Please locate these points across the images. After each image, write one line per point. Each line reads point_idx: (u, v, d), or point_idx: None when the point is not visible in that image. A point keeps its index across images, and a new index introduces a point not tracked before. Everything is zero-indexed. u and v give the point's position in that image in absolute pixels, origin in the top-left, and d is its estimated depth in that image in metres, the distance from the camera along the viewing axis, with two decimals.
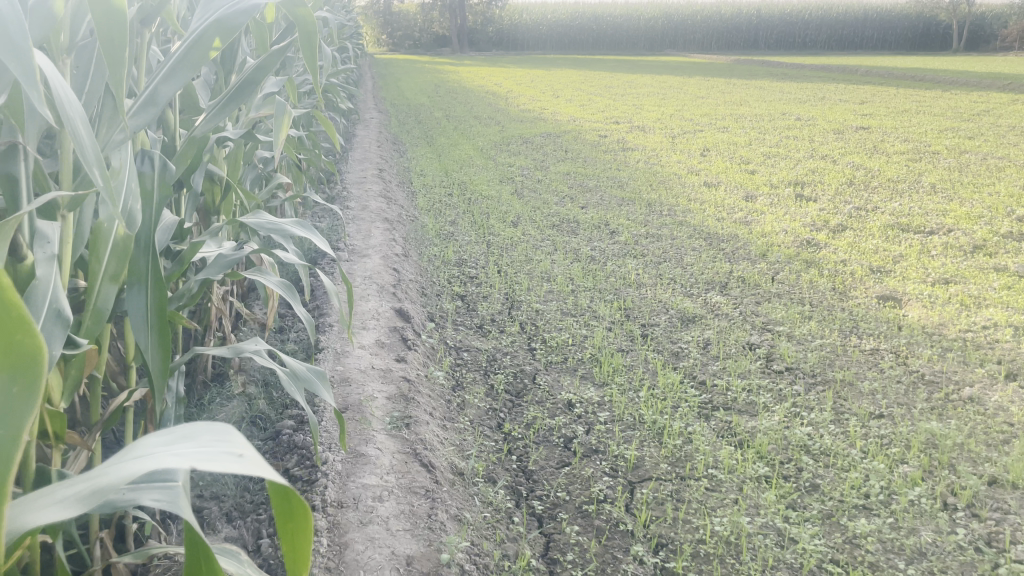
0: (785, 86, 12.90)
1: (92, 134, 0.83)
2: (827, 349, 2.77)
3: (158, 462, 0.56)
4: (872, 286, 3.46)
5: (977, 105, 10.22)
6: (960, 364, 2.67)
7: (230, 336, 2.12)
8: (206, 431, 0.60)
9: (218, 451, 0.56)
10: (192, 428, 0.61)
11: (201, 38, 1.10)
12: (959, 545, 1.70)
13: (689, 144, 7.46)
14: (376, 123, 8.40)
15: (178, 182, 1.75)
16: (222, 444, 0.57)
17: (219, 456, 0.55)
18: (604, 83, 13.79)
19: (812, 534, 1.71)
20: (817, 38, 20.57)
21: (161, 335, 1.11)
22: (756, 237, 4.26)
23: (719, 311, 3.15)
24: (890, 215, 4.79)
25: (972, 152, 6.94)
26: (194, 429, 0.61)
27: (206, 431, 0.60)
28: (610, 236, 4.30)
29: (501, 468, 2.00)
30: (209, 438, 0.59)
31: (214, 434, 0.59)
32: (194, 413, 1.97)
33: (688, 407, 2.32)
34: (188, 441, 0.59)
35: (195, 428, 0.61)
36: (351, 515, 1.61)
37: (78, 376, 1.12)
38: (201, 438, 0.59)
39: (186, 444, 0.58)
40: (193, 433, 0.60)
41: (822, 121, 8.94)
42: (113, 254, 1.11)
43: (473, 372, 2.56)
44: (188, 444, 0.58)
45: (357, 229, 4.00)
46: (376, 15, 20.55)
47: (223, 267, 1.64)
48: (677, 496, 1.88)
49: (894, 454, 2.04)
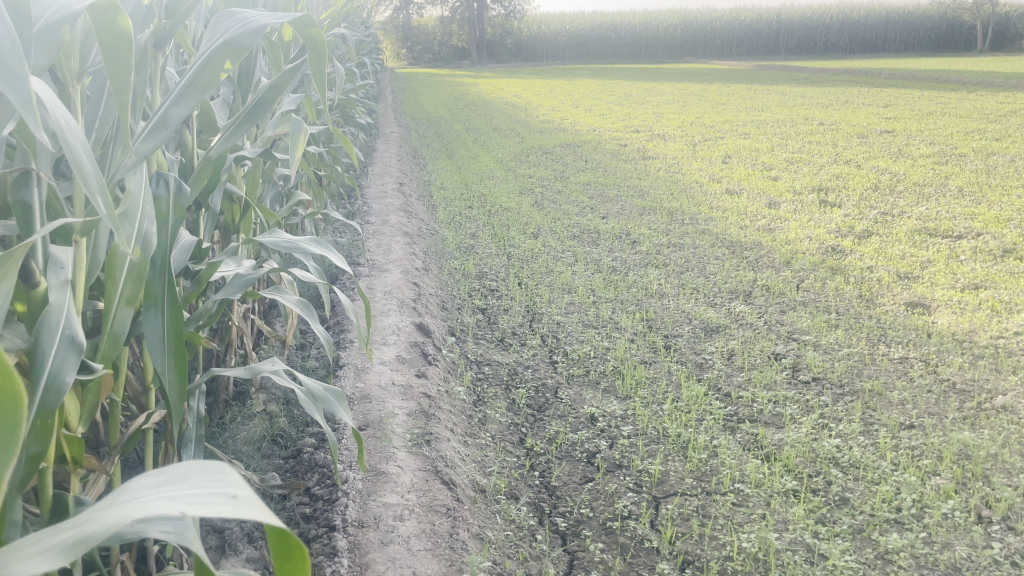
0: (808, 91, 12.79)
1: (94, 160, 0.82)
2: (855, 358, 2.72)
3: (149, 505, 0.56)
4: (899, 293, 3.40)
5: (1005, 106, 10.08)
6: (992, 372, 2.61)
7: (250, 354, 2.12)
8: (198, 472, 0.60)
9: (211, 493, 0.57)
10: (183, 467, 0.61)
11: (211, 60, 1.10)
12: (995, 559, 1.65)
13: (710, 152, 7.42)
14: (396, 138, 8.46)
15: (196, 203, 1.75)
16: (216, 484, 0.58)
17: (213, 498, 0.56)
18: (622, 93, 13.76)
19: (842, 550, 1.67)
20: (838, 44, 20.39)
21: (177, 358, 1.12)
22: (779, 245, 4.22)
23: (743, 320, 3.12)
24: (916, 219, 4.72)
25: (1000, 154, 6.83)
26: (185, 469, 0.61)
27: (199, 472, 0.60)
28: (632, 247, 4.27)
29: (523, 484, 1.98)
30: (202, 479, 0.59)
31: (207, 475, 0.59)
32: (215, 433, 1.96)
33: (713, 419, 2.29)
34: (180, 483, 0.59)
35: (188, 468, 0.61)
36: (372, 535, 1.60)
37: (95, 402, 1.11)
38: (193, 479, 0.59)
39: (178, 485, 0.59)
40: (185, 473, 0.61)
41: (846, 126, 8.85)
42: (129, 277, 1.09)
43: (495, 387, 2.55)
44: (180, 486, 0.58)
45: (378, 244, 4.00)
46: (396, 30, 20.79)
47: (241, 287, 1.63)
48: (703, 511, 1.84)
49: (926, 466, 2.00)
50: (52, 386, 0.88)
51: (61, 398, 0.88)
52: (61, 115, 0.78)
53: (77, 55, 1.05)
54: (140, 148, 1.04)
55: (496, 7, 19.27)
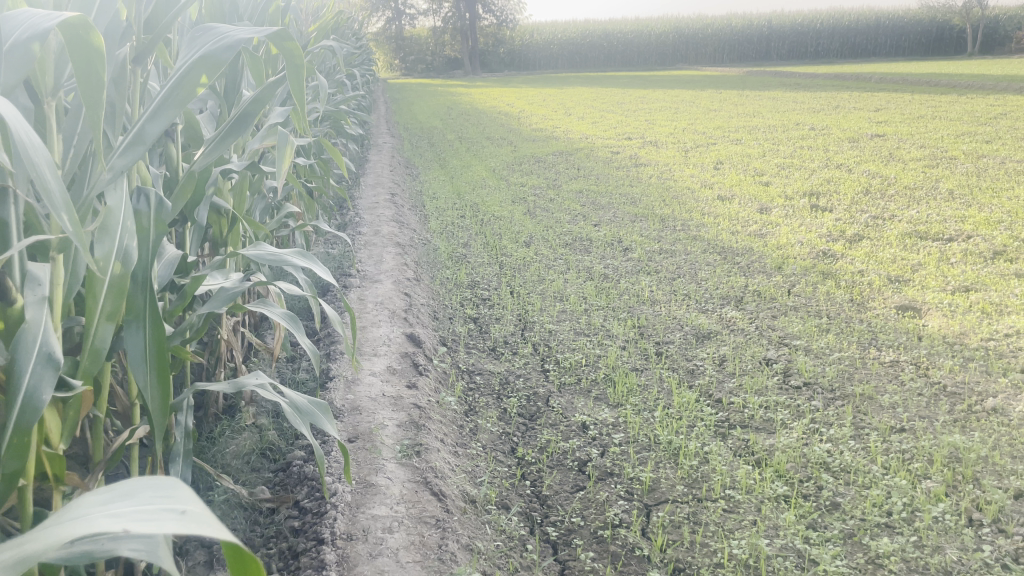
0: (799, 96, 12.84)
1: (60, 178, 0.83)
2: (846, 362, 2.73)
3: (95, 523, 0.57)
4: (890, 296, 3.41)
5: (994, 108, 10.13)
6: (983, 374, 2.61)
7: (240, 367, 2.12)
8: (148, 487, 0.61)
9: (157, 509, 0.57)
10: (133, 485, 0.62)
11: (188, 75, 1.10)
12: (986, 562, 1.64)
13: (702, 158, 7.44)
14: (389, 148, 8.47)
15: (182, 217, 1.74)
16: (164, 500, 0.58)
17: (160, 514, 0.56)
18: (614, 100, 13.80)
19: (833, 555, 1.67)
20: (829, 48, 20.49)
21: (160, 374, 1.12)
22: (771, 250, 4.23)
23: (735, 326, 3.12)
24: (907, 223, 4.74)
25: (990, 156, 6.86)
26: (134, 487, 0.61)
27: (147, 488, 0.61)
28: (624, 254, 4.28)
29: (514, 494, 1.98)
30: (150, 495, 0.60)
31: (155, 490, 0.60)
32: (204, 447, 1.96)
33: (704, 425, 2.28)
34: (127, 500, 0.59)
35: (135, 485, 0.62)
36: (361, 548, 1.59)
37: (76, 419, 1.11)
38: (141, 496, 0.60)
39: (125, 502, 0.59)
40: (133, 490, 0.61)
41: (836, 130, 8.89)
42: (110, 292, 1.09)
43: (486, 397, 2.55)
44: (127, 503, 0.59)
45: (369, 255, 4.01)
46: (388, 41, 20.88)
47: (227, 300, 1.62)
48: (694, 518, 1.84)
49: (917, 469, 2.00)
50: (29, 404, 0.87)
51: (38, 415, 0.87)
52: (24, 134, 0.78)
53: (51, 72, 1.05)
54: (117, 163, 1.04)
55: (488, 17, 19.32)
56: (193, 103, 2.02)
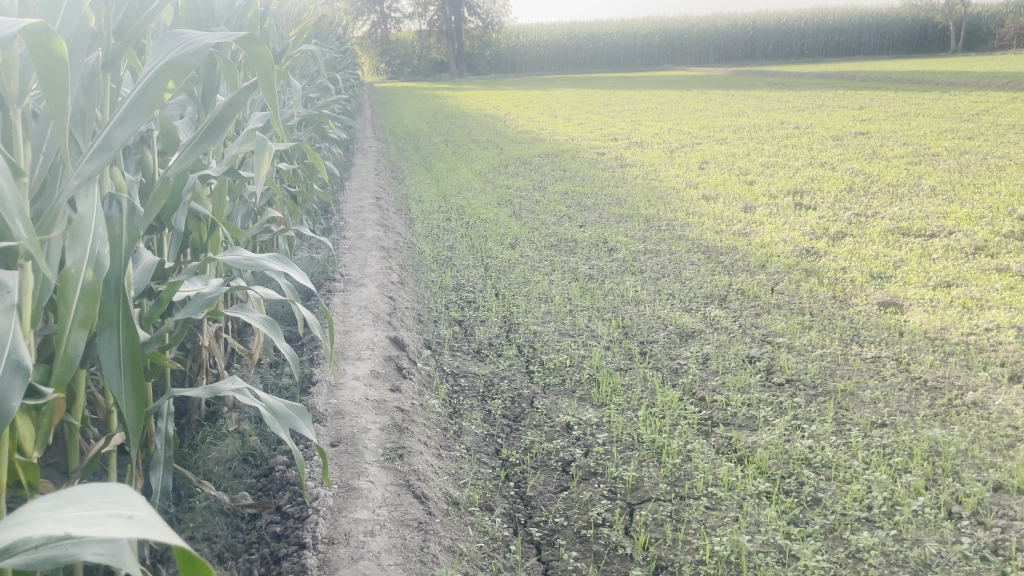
0: (784, 95, 12.91)
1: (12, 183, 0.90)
2: (828, 359, 2.74)
3: (41, 526, 0.57)
4: (872, 293, 3.43)
5: (976, 105, 10.22)
6: (963, 368, 2.63)
7: (221, 374, 2.11)
8: (95, 494, 0.62)
9: (103, 515, 0.58)
10: (80, 491, 0.62)
11: (156, 79, 1.11)
12: (965, 554, 1.66)
13: (687, 158, 7.47)
14: (374, 152, 8.46)
15: (159, 223, 1.74)
16: (110, 506, 0.60)
17: (107, 520, 0.57)
18: (601, 101, 13.82)
19: (814, 550, 1.68)
20: (814, 47, 20.61)
21: (134, 380, 1.12)
22: (755, 249, 4.25)
23: (718, 325, 3.13)
24: (890, 219, 4.78)
25: (973, 152, 6.91)
26: (81, 493, 0.62)
27: (94, 495, 0.62)
28: (609, 254, 4.29)
29: (498, 495, 1.98)
30: (97, 501, 0.61)
31: (104, 498, 0.61)
32: (186, 454, 1.94)
33: (687, 424, 2.29)
34: (74, 505, 0.60)
35: (83, 492, 0.63)
36: (342, 552, 1.59)
37: (50, 425, 1.11)
38: (88, 501, 0.61)
39: (71, 507, 0.60)
40: (80, 496, 0.62)
41: (821, 129, 8.93)
42: (82, 298, 1.10)
43: (470, 399, 2.55)
44: (73, 508, 0.60)
45: (354, 259, 4.00)
46: (373, 45, 20.86)
47: (204, 305, 1.61)
48: (676, 516, 1.85)
49: (897, 463, 2.01)
50: None
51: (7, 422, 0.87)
52: None
53: (17, 80, 1.05)
54: (84, 169, 1.04)
55: (474, 19, 19.29)
56: (170, 109, 2.02)
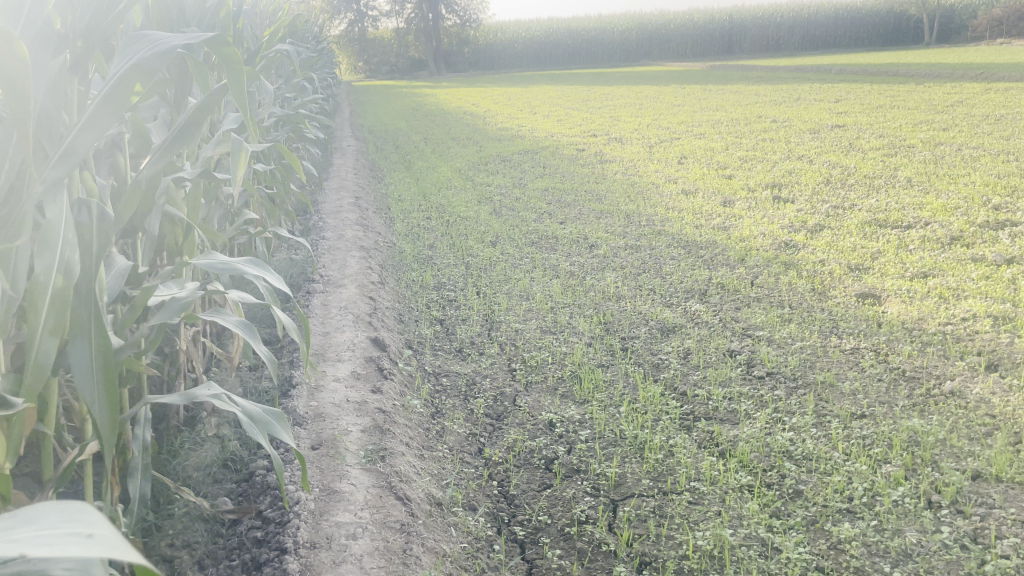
0: (761, 89, 13.00)
1: None
2: (808, 351, 2.76)
3: None
4: (851, 285, 3.46)
5: (949, 96, 10.34)
6: (941, 358, 2.66)
7: (200, 378, 2.09)
8: (52, 513, 0.60)
9: (63, 532, 0.56)
10: (36, 511, 0.61)
11: (121, 83, 1.09)
12: (945, 543, 1.67)
13: (666, 153, 7.49)
14: (353, 151, 8.42)
15: (133, 227, 1.72)
16: (69, 524, 0.58)
17: (66, 538, 0.55)
18: (579, 98, 13.83)
19: (796, 542, 1.68)
20: (790, 41, 20.77)
21: (107, 388, 1.11)
22: (735, 242, 4.27)
23: (699, 319, 3.15)
24: (867, 211, 4.82)
25: (947, 144, 6.98)
26: (36, 513, 0.60)
27: (52, 513, 0.60)
28: (589, 250, 4.29)
29: (481, 494, 1.98)
30: (54, 520, 0.59)
31: (62, 515, 0.60)
32: (165, 460, 1.92)
33: (669, 419, 2.30)
34: (30, 525, 0.58)
35: (39, 511, 0.61)
36: (324, 556, 1.58)
37: (21, 435, 1.10)
38: (44, 521, 0.59)
39: (27, 527, 0.58)
40: (37, 516, 0.60)
41: (798, 122, 8.99)
42: (51, 307, 1.11)
43: (452, 399, 2.54)
44: (28, 528, 0.58)
45: (333, 259, 3.99)
46: (351, 43, 20.74)
47: (179, 310, 1.59)
48: (659, 512, 1.85)
49: (877, 454, 2.02)
50: None
51: None
52: None
53: None
54: (49, 176, 1.03)
55: (451, 17, 19.22)
56: (141, 111, 1.98)
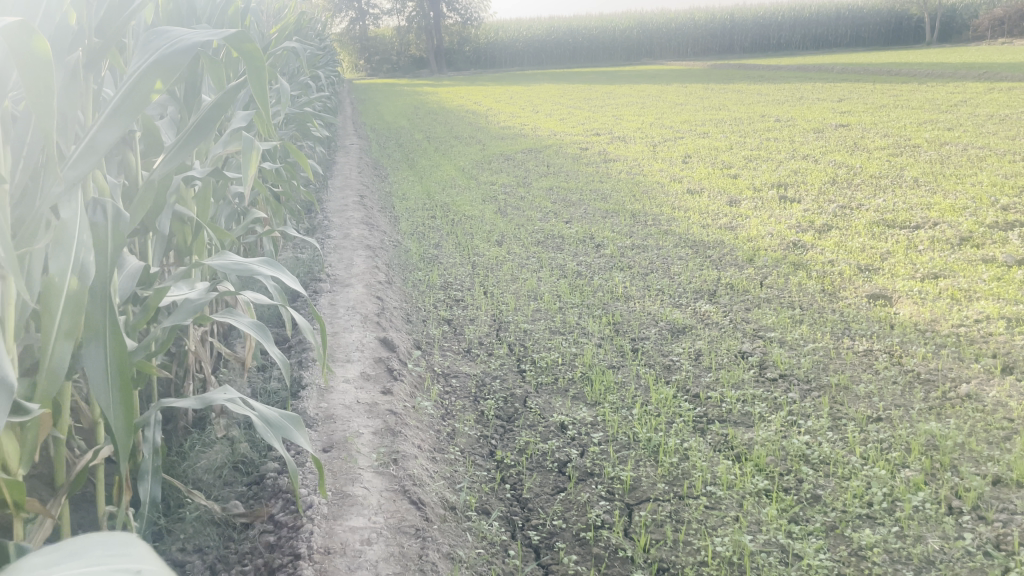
0: (765, 88, 12.96)
1: None
2: (820, 353, 2.74)
3: None
4: (861, 285, 3.43)
5: (954, 95, 10.32)
6: (956, 360, 2.63)
7: (209, 379, 2.07)
8: (94, 547, 0.59)
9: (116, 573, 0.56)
10: (79, 543, 0.59)
11: (142, 79, 1.06)
12: (968, 550, 1.64)
13: (670, 152, 7.47)
14: (356, 149, 8.39)
15: (143, 227, 1.70)
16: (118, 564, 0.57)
17: None
18: (581, 96, 13.80)
19: (816, 549, 1.66)
20: (792, 40, 20.74)
21: (124, 393, 1.08)
22: (742, 242, 4.25)
23: (709, 320, 3.12)
24: (875, 211, 4.79)
25: (953, 143, 6.95)
26: (78, 546, 0.59)
27: (95, 548, 0.59)
28: (596, 250, 4.26)
29: (494, 498, 1.95)
30: (100, 555, 0.58)
31: (106, 551, 0.59)
32: (175, 463, 1.89)
33: (683, 422, 2.27)
34: (75, 561, 0.58)
35: (80, 544, 0.60)
36: (339, 561, 1.55)
37: (35, 442, 1.08)
38: (88, 557, 0.58)
39: (75, 563, 0.57)
40: (80, 550, 0.59)
41: (802, 122, 8.96)
42: (67, 310, 1.07)
43: (462, 400, 2.51)
44: (76, 565, 0.57)
45: (339, 258, 3.96)
46: (352, 41, 20.70)
47: (192, 312, 1.57)
48: (676, 517, 1.82)
49: (895, 458, 2.00)
50: None
51: None
52: None
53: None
54: (68, 175, 1.01)
55: (453, 15, 19.15)
56: (152, 109, 1.96)
